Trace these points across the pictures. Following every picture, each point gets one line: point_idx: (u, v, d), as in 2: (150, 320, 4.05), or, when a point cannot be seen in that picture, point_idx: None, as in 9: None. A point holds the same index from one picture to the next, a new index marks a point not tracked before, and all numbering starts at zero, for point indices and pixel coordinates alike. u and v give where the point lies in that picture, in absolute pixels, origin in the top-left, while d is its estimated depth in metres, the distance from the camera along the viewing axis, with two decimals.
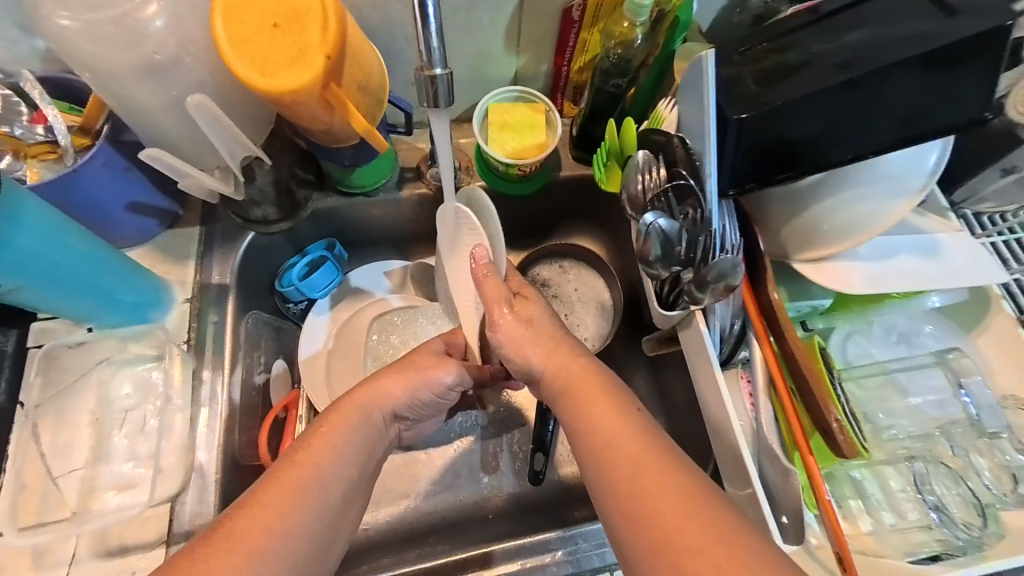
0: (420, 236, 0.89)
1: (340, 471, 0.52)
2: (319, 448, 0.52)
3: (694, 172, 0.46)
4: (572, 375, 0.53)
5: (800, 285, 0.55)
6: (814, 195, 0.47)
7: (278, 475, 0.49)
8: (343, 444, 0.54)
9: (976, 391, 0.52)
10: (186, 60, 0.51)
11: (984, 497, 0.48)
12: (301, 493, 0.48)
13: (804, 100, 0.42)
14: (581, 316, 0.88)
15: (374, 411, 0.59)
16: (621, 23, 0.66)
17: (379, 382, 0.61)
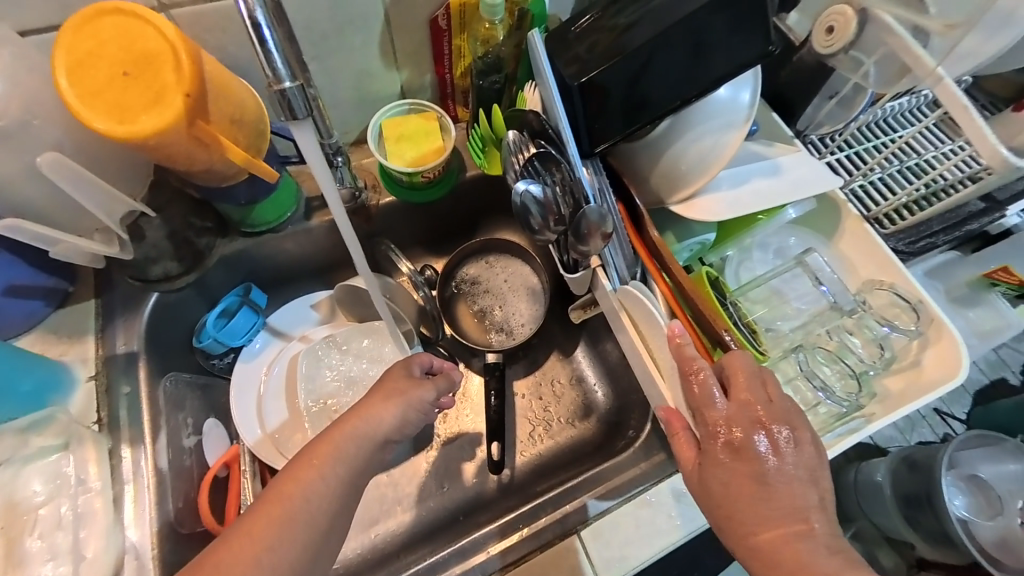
0: (341, 262, 0.89)
1: (321, 493, 0.50)
2: (286, 484, 0.50)
3: (552, 141, 0.54)
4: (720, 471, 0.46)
5: (682, 226, 0.62)
6: (667, 141, 0.55)
7: (232, 534, 0.47)
8: (318, 484, 0.51)
9: (829, 281, 0.61)
10: (34, 123, 0.49)
11: (859, 368, 0.56)
12: (265, 527, 0.47)
13: (627, 61, 0.49)
14: (515, 302, 0.91)
15: (364, 439, 0.54)
16: (482, 24, 0.71)
17: (364, 409, 0.56)
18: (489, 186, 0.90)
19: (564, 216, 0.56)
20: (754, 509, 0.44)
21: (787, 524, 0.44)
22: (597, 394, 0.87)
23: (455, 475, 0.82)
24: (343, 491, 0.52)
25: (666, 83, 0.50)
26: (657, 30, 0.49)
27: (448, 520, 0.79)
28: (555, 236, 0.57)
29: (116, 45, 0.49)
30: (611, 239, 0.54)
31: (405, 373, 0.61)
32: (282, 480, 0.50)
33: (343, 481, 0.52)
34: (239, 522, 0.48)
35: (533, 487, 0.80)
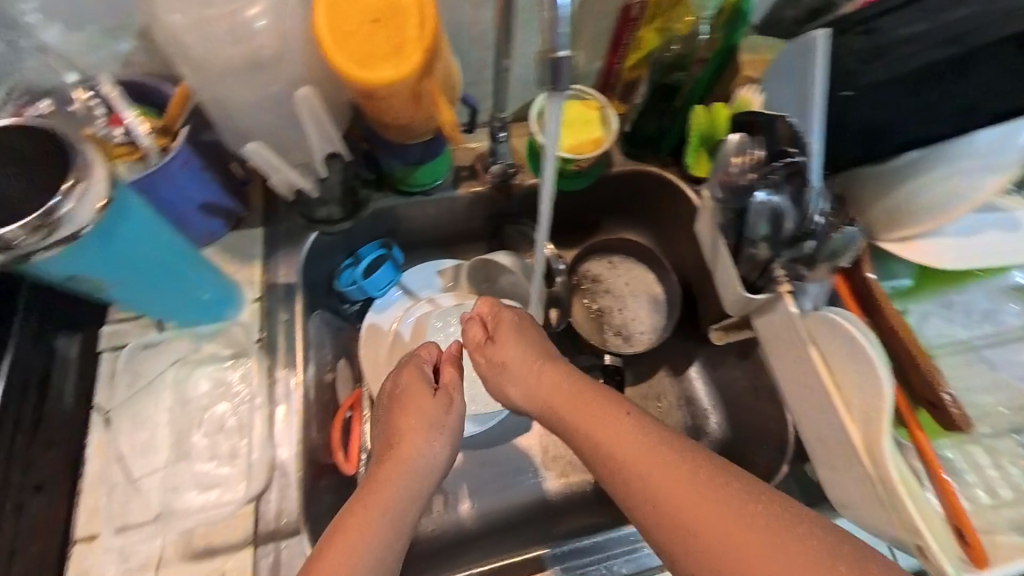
0: (468, 235, 0.92)
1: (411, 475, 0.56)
2: (388, 471, 0.55)
3: (802, 148, 0.49)
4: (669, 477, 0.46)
5: (884, 263, 0.56)
6: (905, 174, 0.50)
7: (345, 515, 0.52)
8: (410, 456, 0.57)
9: None
10: (286, 56, 0.51)
11: None
12: (370, 514, 0.51)
13: (891, 83, 0.46)
14: (635, 307, 0.88)
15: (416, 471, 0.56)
16: (685, 18, 0.70)
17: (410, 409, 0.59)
18: (631, 185, 0.88)
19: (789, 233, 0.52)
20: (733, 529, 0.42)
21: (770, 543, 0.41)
22: (706, 417, 0.83)
23: (552, 469, 0.79)
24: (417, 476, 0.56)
25: (927, 115, 0.46)
26: (942, 57, 0.44)
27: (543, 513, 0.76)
28: (766, 254, 0.54)
29: None
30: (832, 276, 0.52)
31: (417, 378, 0.62)
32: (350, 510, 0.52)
33: (433, 468, 0.58)
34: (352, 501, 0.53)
35: None
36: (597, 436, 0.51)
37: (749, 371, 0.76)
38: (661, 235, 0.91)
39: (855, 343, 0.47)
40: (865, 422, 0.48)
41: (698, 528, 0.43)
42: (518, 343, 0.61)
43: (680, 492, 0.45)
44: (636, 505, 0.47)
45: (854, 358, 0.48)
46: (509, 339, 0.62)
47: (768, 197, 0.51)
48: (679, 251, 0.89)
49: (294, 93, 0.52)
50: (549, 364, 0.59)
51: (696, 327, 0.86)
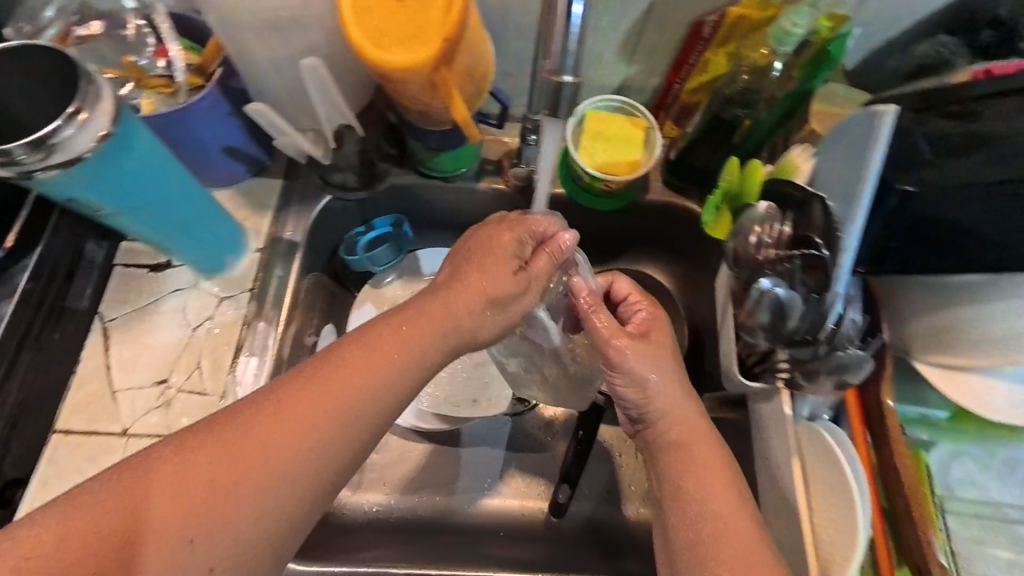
0: None
1: (351, 414, 0.42)
2: (295, 414, 0.41)
3: (831, 241, 0.42)
4: (688, 436, 0.50)
5: (915, 389, 0.49)
6: (969, 296, 0.41)
7: (273, 411, 0.40)
8: (351, 401, 0.42)
9: None
10: (308, 20, 0.51)
11: None
12: (301, 426, 0.40)
13: (955, 190, 0.39)
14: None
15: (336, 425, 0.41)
16: (758, 50, 0.61)
17: (398, 330, 0.45)
18: (668, 217, 0.77)
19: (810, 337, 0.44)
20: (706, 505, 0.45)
21: (733, 525, 0.44)
22: None
23: (507, 488, 0.75)
24: (345, 448, 0.42)
25: (958, 216, 0.40)
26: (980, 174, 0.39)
27: (485, 531, 0.73)
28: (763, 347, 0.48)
29: None
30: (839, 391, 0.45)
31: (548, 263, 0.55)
32: (249, 450, 0.39)
33: (350, 452, 0.42)
34: (285, 394, 0.41)
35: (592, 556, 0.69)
36: (694, 417, 0.51)
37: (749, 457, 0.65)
38: (688, 275, 0.80)
39: (842, 476, 0.42)
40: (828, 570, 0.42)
41: (695, 507, 0.46)
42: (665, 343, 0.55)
43: (709, 472, 0.47)
44: (668, 463, 0.49)
45: (835, 484, 0.42)
46: (653, 343, 0.54)
47: (774, 287, 0.44)
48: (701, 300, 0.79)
49: (303, 60, 0.51)
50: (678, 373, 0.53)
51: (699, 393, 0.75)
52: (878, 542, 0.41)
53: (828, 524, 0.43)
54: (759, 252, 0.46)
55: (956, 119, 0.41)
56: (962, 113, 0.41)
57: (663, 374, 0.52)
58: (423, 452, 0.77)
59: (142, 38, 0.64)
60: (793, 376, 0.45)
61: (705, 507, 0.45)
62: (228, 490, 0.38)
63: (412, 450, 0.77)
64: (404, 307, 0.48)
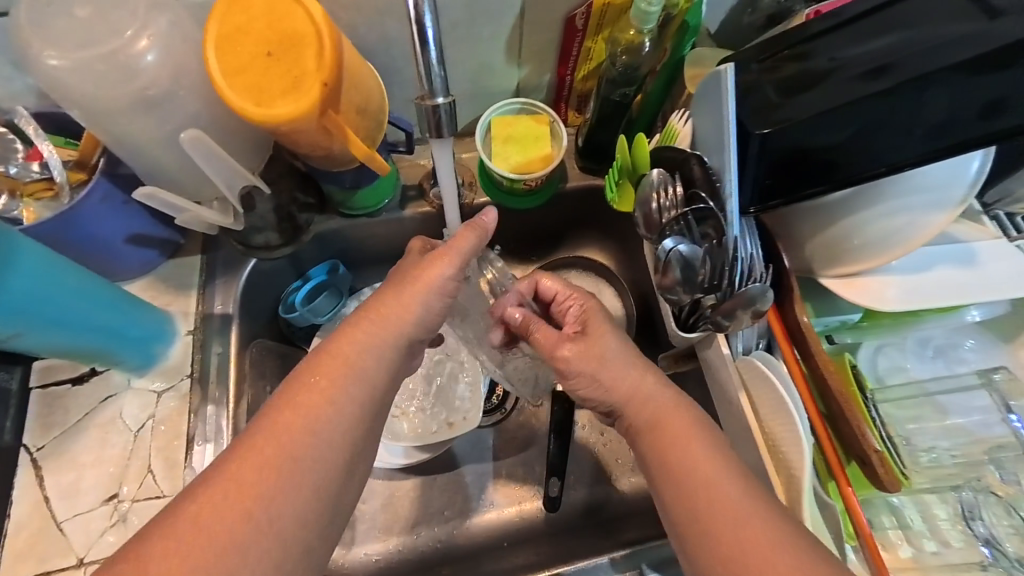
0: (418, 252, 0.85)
1: (336, 419, 0.47)
2: (287, 426, 0.45)
3: (714, 194, 0.46)
4: (659, 407, 0.52)
5: (827, 300, 0.54)
6: (843, 210, 0.47)
7: (270, 424, 0.45)
8: (340, 406, 0.47)
9: None
10: (180, 93, 0.49)
11: (1003, 532, 0.48)
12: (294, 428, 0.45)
13: (822, 115, 0.41)
14: None
15: (319, 426, 0.46)
16: (627, 31, 0.62)
17: (351, 354, 0.50)
18: (591, 200, 0.81)
19: (715, 281, 0.48)
20: (719, 498, 0.44)
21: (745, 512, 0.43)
22: None
23: (502, 495, 0.76)
24: (340, 438, 0.46)
25: (802, 146, 0.42)
26: (813, 108, 0.41)
27: (490, 544, 0.73)
28: (687, 300, 0.51)
29: (265, 24, 0.48)
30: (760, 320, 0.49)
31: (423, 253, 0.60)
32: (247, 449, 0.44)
33: (336, 468, 0.46)
34: (267, 422, 0.46)
35: (593, 536, 0.71)
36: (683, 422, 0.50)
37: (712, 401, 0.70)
38: (623, 248, 0.84)
39: (780, 400, 0.45)
40: (790, 479, 0.46)
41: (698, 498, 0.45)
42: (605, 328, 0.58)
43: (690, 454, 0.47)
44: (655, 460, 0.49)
45: (777, 408, 0.46)
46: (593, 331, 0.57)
47: (676, 244, 0.47)
48: (641, 268, 0.82)
49: (180, 135, 0.49)
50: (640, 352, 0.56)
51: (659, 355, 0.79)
52: (825, 441, 0.46)
53: (779, 441, 0.47)
54: (660, 216, 0.49)
55: (789, 63, 0.45)
56: (795, 56, 0.45)
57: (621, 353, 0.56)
58: (413, 487, 0.76)
59: (8, 144, 0.59)
60: (715, 318, 0.49)
61: (688, 468, 0.46)
62: (260, 470, 0.43)
63: (402, 486, 0.76)
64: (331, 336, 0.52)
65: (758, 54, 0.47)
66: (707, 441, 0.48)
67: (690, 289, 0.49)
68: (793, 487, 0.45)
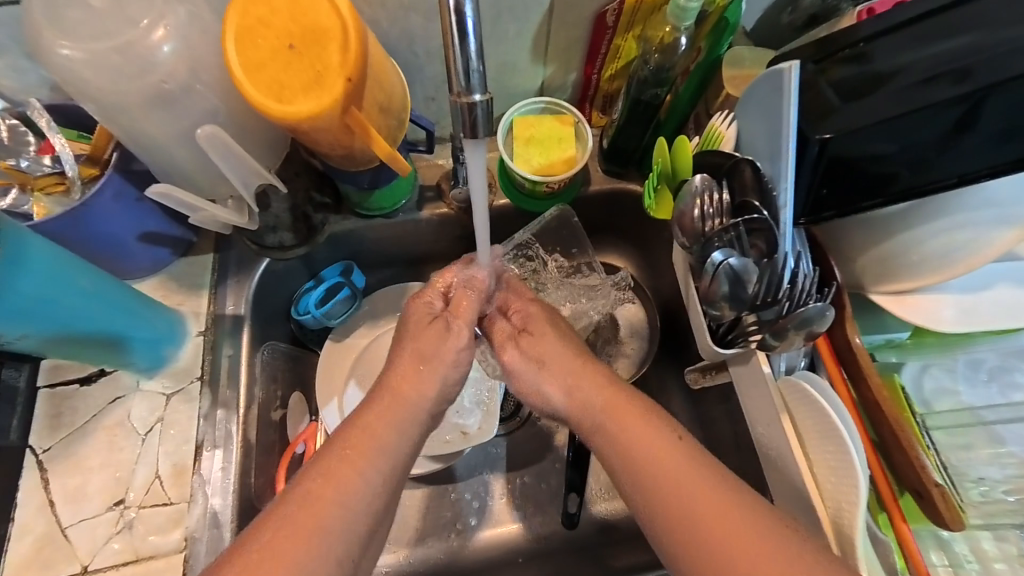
0: (434, 255, 0.82)
1: (370, 483, 0.45)
2: (318, 491, 0.43)
3: (767, 203, 0.43)
4: (598, 407, 0.50)
5: (874, 318, 0.51)
6: (900, 223, 0.43)
7: (300, 492, 0.43)
8: (373, 469, 0.46)
9: None
10: (197, 87, 0.47)
11: None
12: (331, 496, 0.43)
13: (889, 120, 0.38)
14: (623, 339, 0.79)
15: (355, 493, 0.44)
16: (662, 28, 0.60)
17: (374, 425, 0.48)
18: (614, 204, 0.78)
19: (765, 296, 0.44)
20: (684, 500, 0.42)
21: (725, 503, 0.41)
22: None
23: (516, 508, 0.73)
24: (372, 498, 0.45)
25: (863, 154, 0.39)
26: (877, 113, 0.38)
27: (504, 560, 0.71)
28: (730, 317, 0.47)
29: (287, 16, 0.45)
30: (810, 340, 0.45)
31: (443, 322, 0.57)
32: (282, 520, 0.42)
33: (363, 533, 0.44)
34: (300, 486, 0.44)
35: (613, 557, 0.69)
36: (620, 430, 0.47)
37: (736, 417, 0.66)
38: (645, 255, 0.81)
39: (829, 424, 0.42)
40: (839, 512, 0.42)
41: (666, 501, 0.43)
42: (548, 328, 0.58)
43: (646, 445, 0.46)
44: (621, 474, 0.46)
45: (827, 435, 0.43)
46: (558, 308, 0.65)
47: (726, 257, 0.44)
48: (663, 276, 0.79)
49: (197, 132, 0.47)
50: (569, 343, 0.57)
51: (683, 367, 0.76)
52: (876, 470, 0.43)
53: (825, 469, 0.44)
54: (704, 224, 0.46)
55: (849, 64, 0.42)
56: (854, 56, 0.42)
57: (554, 354, 0.55)
58: (424, 498, 0.74)
59: (20, 137, 0.58)
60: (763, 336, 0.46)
61: (653, 471, 0.44)
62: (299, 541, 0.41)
63: (412, 495, 0.73)
64: (357, 410, 0.50)
65: (812, 54, 0.44)
66: (657, 429, 0.47)
67: (739, 304, 0.46)
68: (842, 521, 0.42)
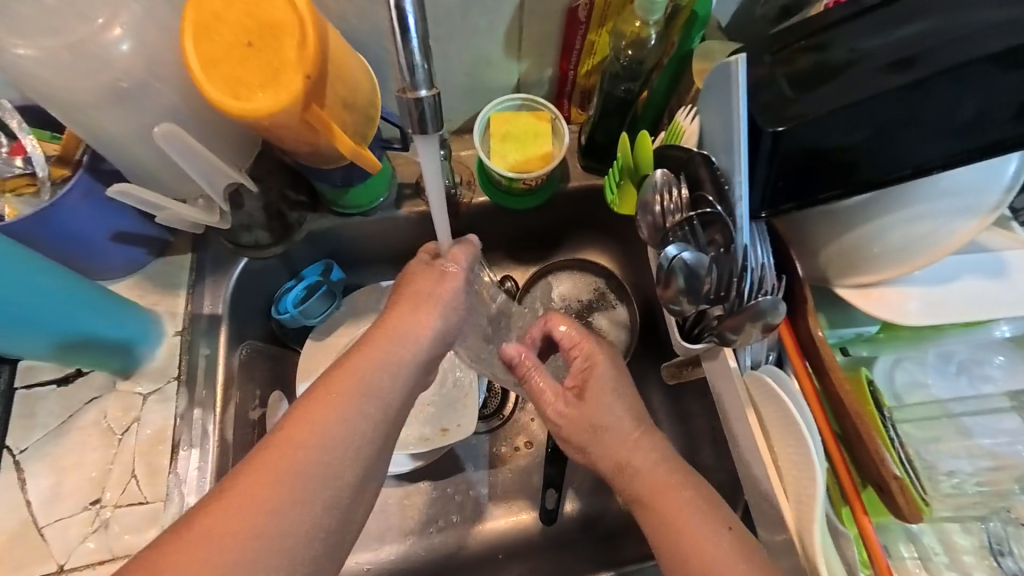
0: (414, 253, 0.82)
1: (338, 452, 0.44)
2: (265, 472, 0.42)
3: (723, 197, 0.42)
4: (646, 487, 0.49)
5: (843, 311, 0.51)
6: (862, 215, 0.43)
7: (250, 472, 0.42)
8: (339, 437, 0.45)
9: None
10: (156, 85, 0.47)
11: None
12: (287, 471, 0.42)
13: (844, 109, 0.37)
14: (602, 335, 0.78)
15: (318, 461, 0.43)
16: (632, 22, 0.59)
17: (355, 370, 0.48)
18: (593, 200, 0.78)
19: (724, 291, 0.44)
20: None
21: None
22: None
23: (496, 504, 0.73)
24: (340, 466, 0.44)
25: (820, 145, 0.39)
26: (832, 103, 0.37)
27: (484, 556, 0.71)
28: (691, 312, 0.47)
29: (243, 11, 0.45)
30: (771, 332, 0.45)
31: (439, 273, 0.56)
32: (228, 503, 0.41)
33: (338, 503, 0.44)
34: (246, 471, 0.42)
35: (592, 553, 0.69)
36: (666, 510, 0.47)
37: (714, 413, 0.66)
38: (625, 251, 0.81)
39: (789, 416, 0.42)
40: (800, 504, 0.42)
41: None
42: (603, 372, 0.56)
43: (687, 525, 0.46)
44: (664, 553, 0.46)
45: (787, 428, 0.43)
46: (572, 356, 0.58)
47: (680, 252, 0.44)
48: (643, 271, 0.79)
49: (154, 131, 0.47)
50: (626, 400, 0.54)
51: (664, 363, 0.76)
52: (838, 463, 0.43)
53: (787, 461, 0.44)
54: (663, 219, 0.46)
55: (807, 53, 0.41)
56: (812, 46, 0.41)
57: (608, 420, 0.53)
58: (404, 496, 0.74)
59: None
60: (721, 331, 0.46)
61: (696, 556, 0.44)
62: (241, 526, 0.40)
63: (393, 493, 0.74)
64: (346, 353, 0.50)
65: (774, 45, 0.44)
66: (706, 514, 0.46)
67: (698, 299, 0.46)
68: (802, 513, 0.42)
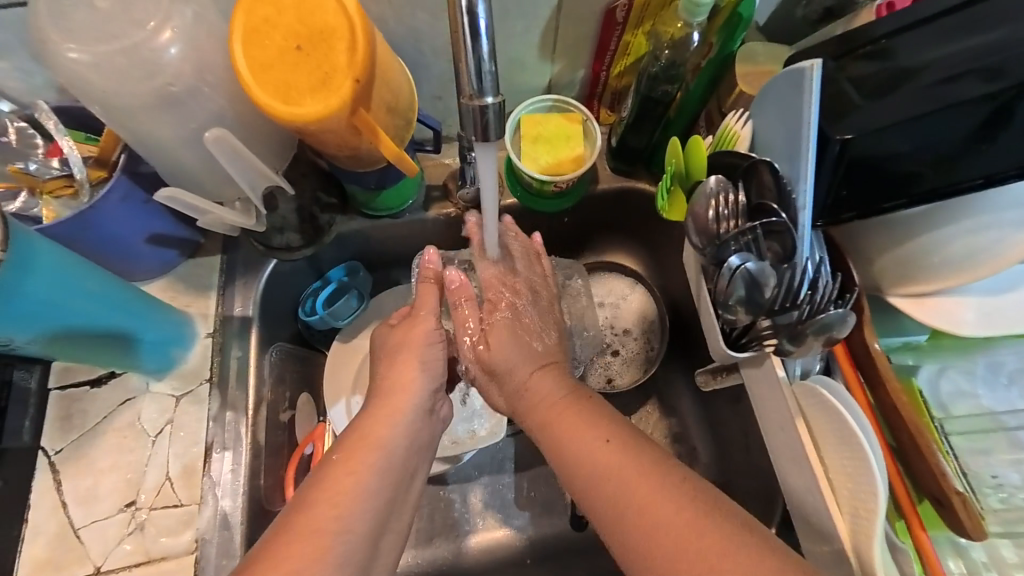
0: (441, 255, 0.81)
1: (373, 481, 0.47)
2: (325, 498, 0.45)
3: (785, 205, 0.42)
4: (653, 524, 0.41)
5: (891, 319, 0.50)
6: (921, 224, 0.42)
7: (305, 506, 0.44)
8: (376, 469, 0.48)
9: None
10: (204, 90, 0.47)
11: None
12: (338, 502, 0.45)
13: (910, 120, 0.37)
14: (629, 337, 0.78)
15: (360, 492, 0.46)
16: (673, 23, 0.58)
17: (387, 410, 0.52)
18: (623, 203, 0.77)
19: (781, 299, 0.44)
20: None
21: None
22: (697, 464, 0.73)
23: (524, 509, 0.73)
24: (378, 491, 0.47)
25: (884, 154, 0.38)
26: (898, 114, 0.37)
27: (512, 561, 0.71)
28: (745, 320, 0.46)
29: (293, 16, 0.45)
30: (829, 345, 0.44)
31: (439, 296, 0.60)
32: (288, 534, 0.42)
33: (366, 532, 0.45)
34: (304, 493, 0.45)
35: None
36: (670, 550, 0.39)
37: (747, 420, 0.66)
38: (653, 254, 0.80)
39: (846, 429, 0.41)
40: (855, 516, 0.42)
41: None
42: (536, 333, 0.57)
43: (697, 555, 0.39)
44: None
45: (843, 441, 0.42)
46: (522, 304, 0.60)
47: (744, 262, 0.43)
48: (671, 275, 0.78)
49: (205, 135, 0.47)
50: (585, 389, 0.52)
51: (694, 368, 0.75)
52: (894, 476, 0.43)
53: (842, 474, 0.43)
54: (718, 226, 0.45)
55: (869, 60, 0.40)
56: (876, 52, 0.41)
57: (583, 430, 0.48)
58: (432, 500, 0.73)
59: (28, 139, 0.58)
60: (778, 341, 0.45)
61: None
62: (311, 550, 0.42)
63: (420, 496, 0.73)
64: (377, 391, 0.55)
65: (832, 49, 0.43)
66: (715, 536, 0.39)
67: (755, 307, 0.45)
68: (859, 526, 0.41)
